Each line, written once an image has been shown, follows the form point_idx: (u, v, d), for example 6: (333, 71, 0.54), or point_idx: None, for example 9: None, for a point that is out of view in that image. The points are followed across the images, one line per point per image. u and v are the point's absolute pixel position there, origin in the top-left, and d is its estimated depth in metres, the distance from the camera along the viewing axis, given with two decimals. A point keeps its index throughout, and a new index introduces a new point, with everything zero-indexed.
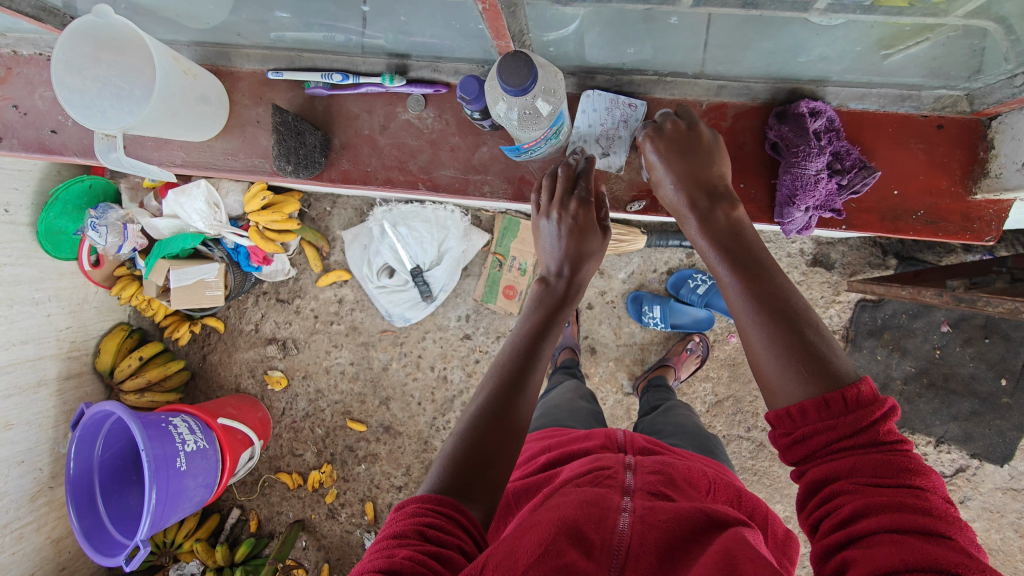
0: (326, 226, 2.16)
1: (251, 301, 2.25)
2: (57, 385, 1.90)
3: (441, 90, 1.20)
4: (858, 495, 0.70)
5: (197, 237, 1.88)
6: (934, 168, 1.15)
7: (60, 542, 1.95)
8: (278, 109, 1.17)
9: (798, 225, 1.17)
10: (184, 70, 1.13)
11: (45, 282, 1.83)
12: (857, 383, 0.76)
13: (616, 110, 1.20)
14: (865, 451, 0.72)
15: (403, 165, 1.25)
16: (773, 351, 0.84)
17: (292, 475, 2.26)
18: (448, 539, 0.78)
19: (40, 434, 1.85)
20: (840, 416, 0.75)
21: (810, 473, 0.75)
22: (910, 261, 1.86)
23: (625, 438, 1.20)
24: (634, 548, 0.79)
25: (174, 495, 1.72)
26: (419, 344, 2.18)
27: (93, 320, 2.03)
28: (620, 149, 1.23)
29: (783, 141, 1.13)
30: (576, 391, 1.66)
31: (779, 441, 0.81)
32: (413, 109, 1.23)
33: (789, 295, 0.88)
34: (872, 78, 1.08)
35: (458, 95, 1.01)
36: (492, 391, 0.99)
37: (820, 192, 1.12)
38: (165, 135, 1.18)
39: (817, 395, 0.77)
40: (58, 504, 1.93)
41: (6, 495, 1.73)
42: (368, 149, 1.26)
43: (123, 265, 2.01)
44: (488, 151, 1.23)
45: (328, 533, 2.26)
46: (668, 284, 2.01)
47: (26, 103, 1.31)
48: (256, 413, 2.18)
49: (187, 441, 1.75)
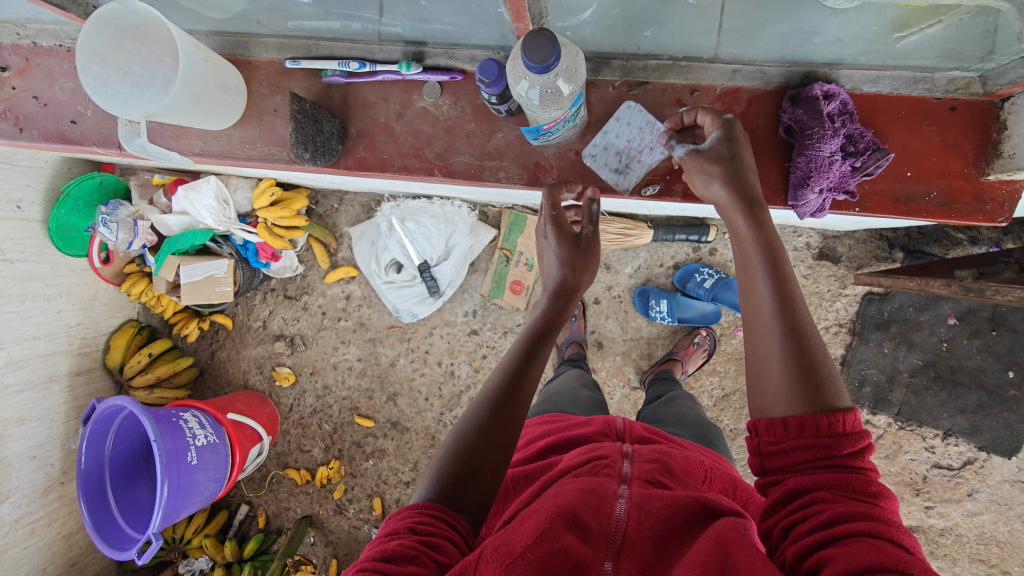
0: (333, 223, 2.18)
1: (260, 297, 2.26)
2: (68, 381, 1.92)
3: (457, 77, 1.21)
4: (835, 504, 0.71)
5: (207, 233, 1.89)
6: (947, 150, 1.16)
7: (71, 538, 1.96)
8: (296, 97, 1.18)
9: (812, 208, 1.19)
10: (206, 58, 1.14)
11: (57, 278, 1.85)
12: (845, 413, 0.79)
13: (647, 133, 1.22)
14: (842, 470, 0.75)
15: (419, 152, 1.26)
16: (781, 360, 0.86)
17: (301, 471, 2.27)
18: (440, 533, 0.82)
19: (52, 430, 1.86)
20: (827, 440, 0.77)
21: (789, 482, 0.77)
22: (917, 254, 1.86)
23: (625, 426, 1.22)
24: (628, 533, 0.81)
25: (186, 489, 1.72)
26: (427, 340, 2.19)
27: (103, 316, 2.04)
28: (633, 171, 1.25)
29: (798, 125, 1.13)
30: (582, 382, 1.67)
31: (761, 446, 0.83)
32: (429, 96, 1.24)
33: (803, 315, 0.89)
34: (887, 60, 1.11)
35: (477, 79, 1.03)
36: (482, 404, 1.02)
37: (834, 174, 1.14)
38: (185, 123, 1.19)
39: (815, 413, 0.80)
40: (69, 500, 1.94)
41: (18, 489, 1.74)
42: (384, 136, 1.27)
43: (133, 262, 2.02)
44: (503, 137, 1.24)
45: (336, 529, 2.27)
46: (675, 279, 2.02)
47: (46, 94, 1.32)
48: (264, 408, 2.19)
49: (197, 436, 1.77)
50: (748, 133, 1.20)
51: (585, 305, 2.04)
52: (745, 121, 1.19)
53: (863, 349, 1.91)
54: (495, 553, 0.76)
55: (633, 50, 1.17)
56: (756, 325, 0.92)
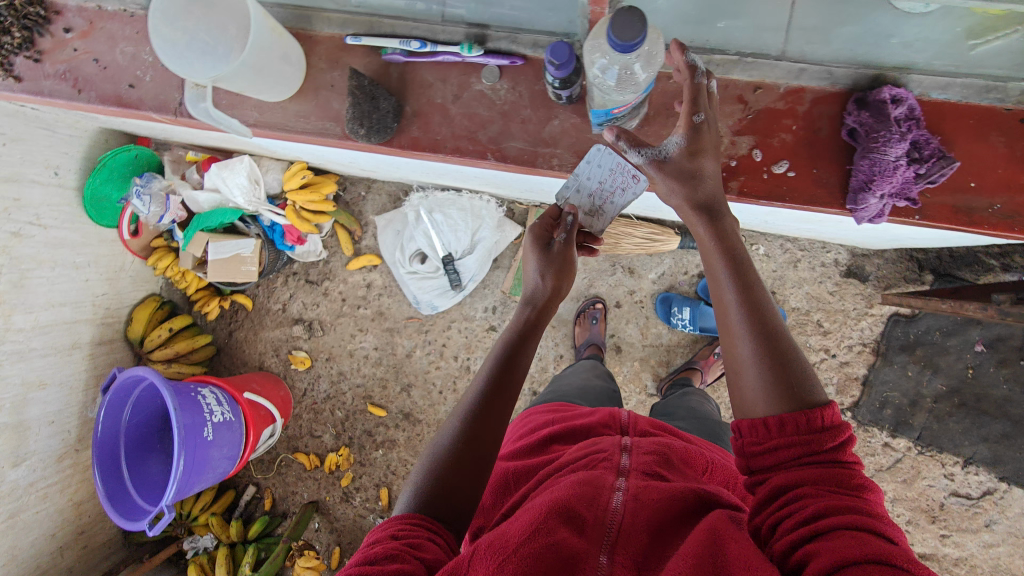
0: (359, 211, 2.19)
1: (281, 280, 2.27)
2: (90, 350, 1.93)
3: (518, 62, 1.22)
4: (819, 498, 0.71)
5: (236, 212, 1.90)
6: (1013, 162, 1.14)
7: (81, 506, 1.97)
8: (356, 74, 1.24)
9: (871, 212, 1.16)
10: (273, 27, 1.15)
11: (87, 247, 1.87)
12: (823, 407, 0.78)
13: (619, 175, 1.16)
14: (827, 465, 0.74)
15: (472, 135, 1.26)
16: (755, 366, 0.85)
17: (310, 456, 2.28)
18: (423, 536, 0.83)
19: (71, 397, 1.87)
20: (814, 433, 0.76)
21: (775, 479, 0.76)
22: (947, 278, 1.83)
23: (629, 419, 1.19)
24: (624, 523, 0.80)
25: (200, 464, 1.73)
26: (445, 333, 2.19)
27: (127, 288, 2.06)
28: (606, 214, 1.18)
29: (863, 128, 1.12)
30: (595, 370, 1.65)
31: (744, 447, 0.81)
32: (487, 80, 1.24)
33: (772, 317, 0.88)
34: (961, 66, 1.11)
35: (547, 60, 1.02)
36: (462, 420, 0.98)
37: (898, 179, 1.12)
38: (247, 91, 1.21)
39: (794, 411, 0.79)
40: (82, 468, 1.95)
41: (35, 453, 1.75)
42: (439, 117, 1.27)
43: (161, 237, 2.04)
44: (559, 125, 1.25)
45: (341, 517, 2.27)
46: (699, 287, 2.01)
47: (107, 57, 1.34)
48: (278, 391, 2.20)
49: (215, 412, 1.78)
50: (808, 135, 1.19)
51: (606, 307, 2.04)
52: (808, 122, 1.19)
53: (887, 370, 1.89)
54: (489, 548, 0.77)
55: (694, 43, 1.18)
56: (727, 331, 0.90)
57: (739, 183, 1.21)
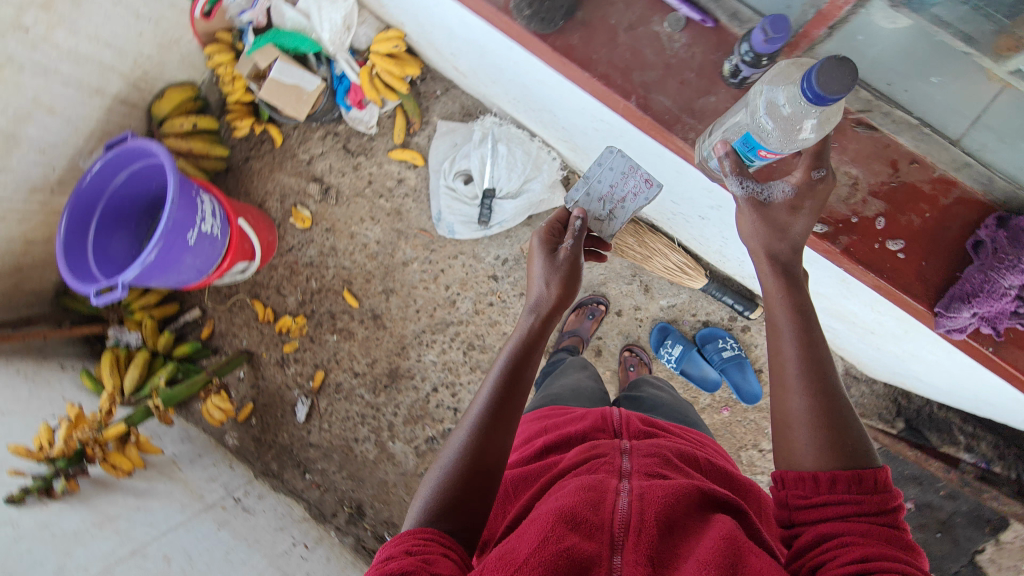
0: (426, 106, 2.11)
1: (320, 134, 2.19)
2: (110, 103, 1.83)
3: (708, 23, 1.17)
4: (864, 545, 0.76)
5: (314, 46, 1.83)
6: None
7: (30, 246, 1.89)
8: None
9: (955, 325, 1.13)
10: None
11: (155, 2, 1.75)
12: (875, 469, 0.85)
13: (630, 178, 1.33)
14: (874, 522, 0.80)
15: (626, 73, 1.21)
16: (808, 421, 0.91)
17: (267, 309, 2.24)
18: (436, 551, 0.82)
19: (71, 138, 1.77)
20: (864, 493, 0.83)
21: (818, 532, 0.82)
22: (915, 432, 1.88)
23: (622, 418, 1.19)
24: (633, 522, 0.81)
25: (171, 263, 1.67)
26: (448, 260, 2.15)
27: (172, 64, 1.95)
28: (619, 215, 1.33)
29: (992, 244, 1.08)
30: (585, 368, 1.68)
31: (790, 498, 0.89)
32: (669, 27, 1.19)
33: (830, 380, 0.94)
34: None
35: (763, 26, 1.01)
36: (468, 432, 0.98)
37: (999, 305, 1.08)
38: None
39: (849, 473, 0.85)
40: (49, 211, 1.86)
41: (13, 172, 1.66)
42: (605, 40, 1.22)
43: (229, 31, 1.94)
44: (714, 102, 1.20)
45: (269, 377, 2.25)
46: (697, 333, 2.02)
47: None
48: (267, 235, 2.13)
49: (205, 222, 1.71)
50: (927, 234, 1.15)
51: (607, 310, 2.04)
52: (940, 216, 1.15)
53: None
54: (499, 562, 0.78)
55: (883, 88, 1.11)
56: (782, 388, 0.97)
57: (848, 240, 1.18)
